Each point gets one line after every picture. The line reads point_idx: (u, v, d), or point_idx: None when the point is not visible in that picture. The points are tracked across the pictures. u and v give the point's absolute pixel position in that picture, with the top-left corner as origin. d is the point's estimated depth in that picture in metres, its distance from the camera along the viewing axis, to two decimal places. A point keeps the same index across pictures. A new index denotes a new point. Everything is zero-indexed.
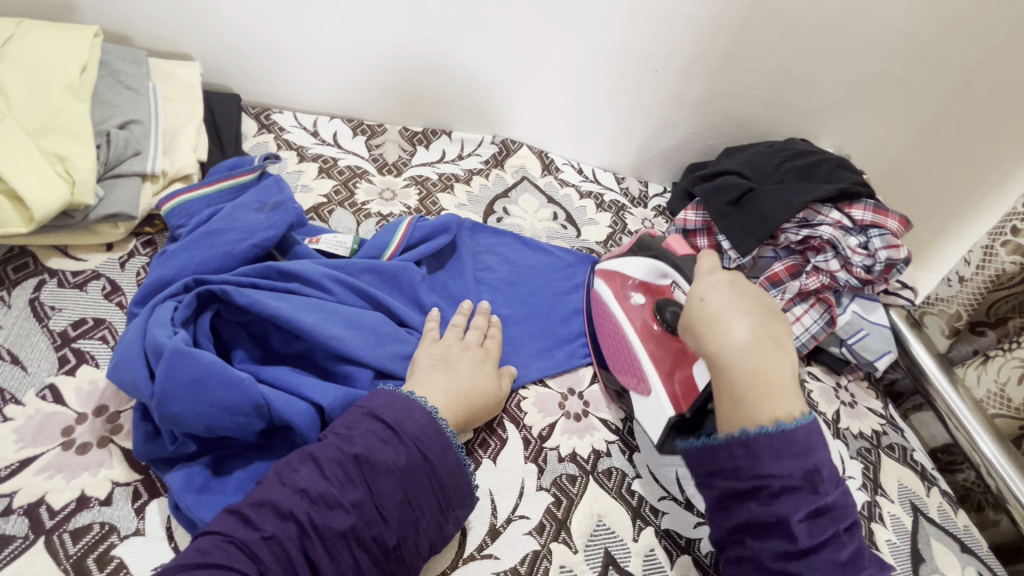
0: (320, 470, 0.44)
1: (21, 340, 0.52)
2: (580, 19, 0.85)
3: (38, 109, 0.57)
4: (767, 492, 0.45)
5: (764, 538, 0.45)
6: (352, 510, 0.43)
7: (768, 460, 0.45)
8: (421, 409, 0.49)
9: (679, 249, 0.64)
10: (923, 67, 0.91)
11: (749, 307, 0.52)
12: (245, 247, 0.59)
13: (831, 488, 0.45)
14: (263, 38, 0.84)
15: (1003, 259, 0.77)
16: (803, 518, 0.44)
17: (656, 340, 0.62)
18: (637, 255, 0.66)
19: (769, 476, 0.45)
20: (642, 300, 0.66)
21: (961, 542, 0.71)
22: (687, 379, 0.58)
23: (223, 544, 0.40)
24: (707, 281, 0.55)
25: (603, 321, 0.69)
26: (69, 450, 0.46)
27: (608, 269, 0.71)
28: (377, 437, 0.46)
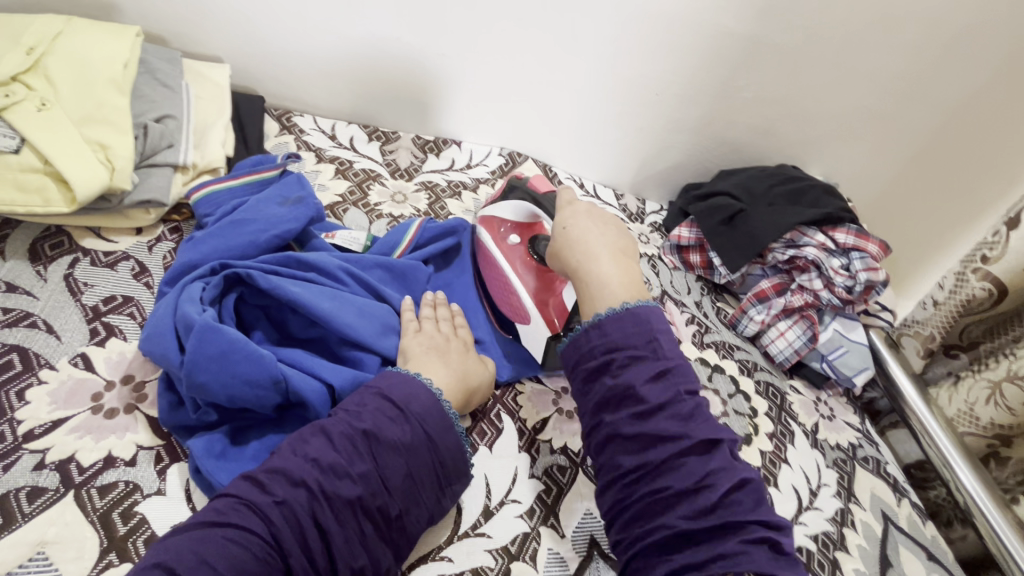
0: (330, 442, 0.47)
1: (56, 312, 0.55)
2: (587, 44, 0.91)
3: (84, 100, 0.61)
4: (619, 361, 0.50)
5: (619, 408, 0.48)
6: (359, 481, 0.46)
7: (616, 334, 0.50)
8: (427, 390, 0.52)
9: (542, 188, 0.71)
10: (906, 102, 0.97)
11: (604, 230, 0.60)
12: (268, 237, 0.63)
13: (670, 352, 0.50)
14: (291, 45, 0.89)
15: (973, 284, 0.83)
16: (649, 379, 0.48)
17: (534, 274, 0.69)
18: (511, 201, 0.71)
19: (618, 348, 0.50)
20: (518, 240, 0.71)
21: (929, 551, 0.75)
22: (561, 304, 0.66)
23: (238, 505, 0.42)
24: (569, 212, 0.63)
25: (485, 264, 0.73)
26: (98, 414, 0.50)
27: (484, 216, 0.75)
28: (386, 414, 0.49)
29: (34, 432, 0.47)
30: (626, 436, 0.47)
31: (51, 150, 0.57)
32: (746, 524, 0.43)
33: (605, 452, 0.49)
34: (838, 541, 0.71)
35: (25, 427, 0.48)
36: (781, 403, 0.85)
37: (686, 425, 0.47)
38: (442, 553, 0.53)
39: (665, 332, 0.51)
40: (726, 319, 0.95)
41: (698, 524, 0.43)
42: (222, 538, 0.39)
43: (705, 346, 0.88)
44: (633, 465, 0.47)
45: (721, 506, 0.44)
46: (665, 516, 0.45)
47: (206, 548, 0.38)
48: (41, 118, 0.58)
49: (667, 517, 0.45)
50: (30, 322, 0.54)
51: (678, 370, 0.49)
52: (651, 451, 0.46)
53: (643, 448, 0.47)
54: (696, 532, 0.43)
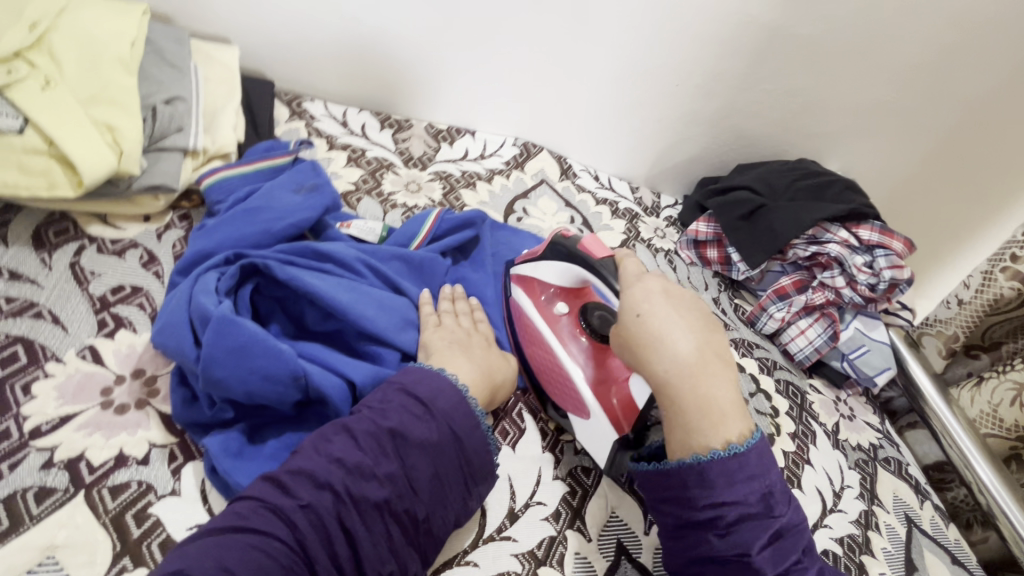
0: (355, 441, 0.44)
1: (62, 302, 0.53)
2: (608, 31, 0.89)
3: (91, 79, 0.58)
4: (729, 520, 0.45)
5: (727, 570, 0.45)
6: (385, 482, 0.44)
7: (728, 491, 0.45)
8: (452, 386, 0.50)
9: (597, 253, 0.59)
10: (931, 97, 0.95)
11: (688, 321, 0.50)
12: (283, 226, 0.60)
13: (783, 507, 0.46)
14: (301, 27, 0.86)
15: (1001, 284, 0.81)
16: (764, 544, 0.45)
17: (586, 351, 0.62)
18: (555, 265, 0.63)
19: (728, 505, 0.45)
20: (565, 309, 0.65)
21: (952, 554, 0.74)
22: (625, 393, 0.57)
23: (259, 508, 0.40)
24: (641, 291, 0.52)
25: (528, 336, 0.66)
26: (107, 410, 0.47)
27: (524, 277, 0.68)
28: (411, 412, 0.47)
29: (41, 429, 0.45)
30: None
31: (56, 130, 0.54)
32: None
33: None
34: (863, 545, 0.70)
35: (31, 424, 0.45)
36: (802, 402, 0.84)
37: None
38: (467, 557, 0.51)
39: (777, 482, 0.47)
40: (745, 316, 0.93)
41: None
42: (243, 544, 0.37)
43: (724, 344, 0.86)
44: None
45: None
46: None
47: (226, 556, 0.36)
48: (45, 97, 0.55)
49: None
50: (35, 312, 0.51)
51: (791, 529, 0.46)
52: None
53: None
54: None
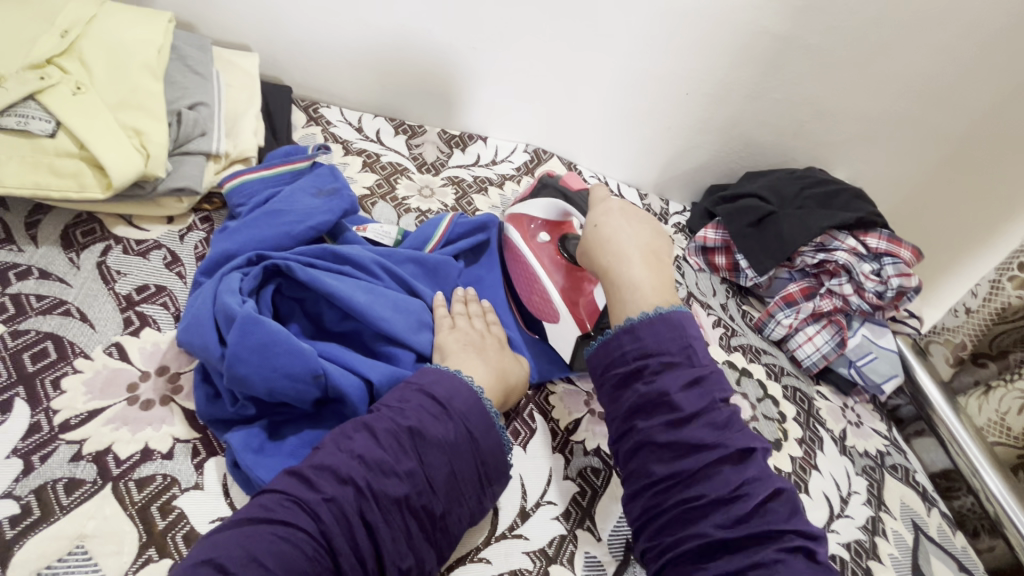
0: (375, 438, 0.46)
1: (90, 300, 0.54)
2: (619, 41, 0.90)
3: (120, 85, 0.60)
4: (653, 366, 0.50)
5: (653, 414, 0.49)
6: (405, 479, 0.45)
7: (648, 339, 0.51)
8: (468, 388, 0.51)
9: (576, 185, 0.71)
10: (938, 107, 0.96)
11: (636, 228, 0.60)
12: (302, 229, 0.61)
13: (705, 360, 0.51)
14: (320, 35, 0.88)
15: (1009, 293, 0.83)
16: (682, 387, 0.49)
17: (563, 273, 0.68)
18: (542, 198, 0.71)
19: (652, 354, 0.50)
20: (547, 239, 0.71)
21: (959, 562, 0.74)
22: (590, 302, 0.66)
23: (284, 501, 0.42)
24: (602, 209, 0.63)
25: (514, 261, 0.72)
26: (134, 405, 0.49)
27: (514, 213, 0.73)
28: (429, 411, 0.48)
29: (70, 422, 0.46)
30: (661, 444, 0.48)
31: (87, 134, 0.56)
32: (779, 533, 0.44)
33: (634, 458, 0.50)
34: (870, 550, 0.70)
35: (61, 417, 0.46)
36: (809, 408, 0.84)
37: (722, 434, 0.47)
38: (480, 555, 0.52)
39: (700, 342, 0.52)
40: (752, 322, 0.94)
41: (733, 531, 0.44)
42: (270, 535, 0.39)
43: (732, 349, 0.87)
44: (665, 472, 0.47)
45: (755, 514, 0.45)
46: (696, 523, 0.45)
47: (256, 547, 0.38)
48: (76, 102, 0.57)
49: (701, 525, 0.45)
50: (64, 309, 0.53)
51: (713, 378, 0.50)
52: (687, 458, 0.47)
53: (679, 456, 0.47)
54: (732, 541, 0.44)
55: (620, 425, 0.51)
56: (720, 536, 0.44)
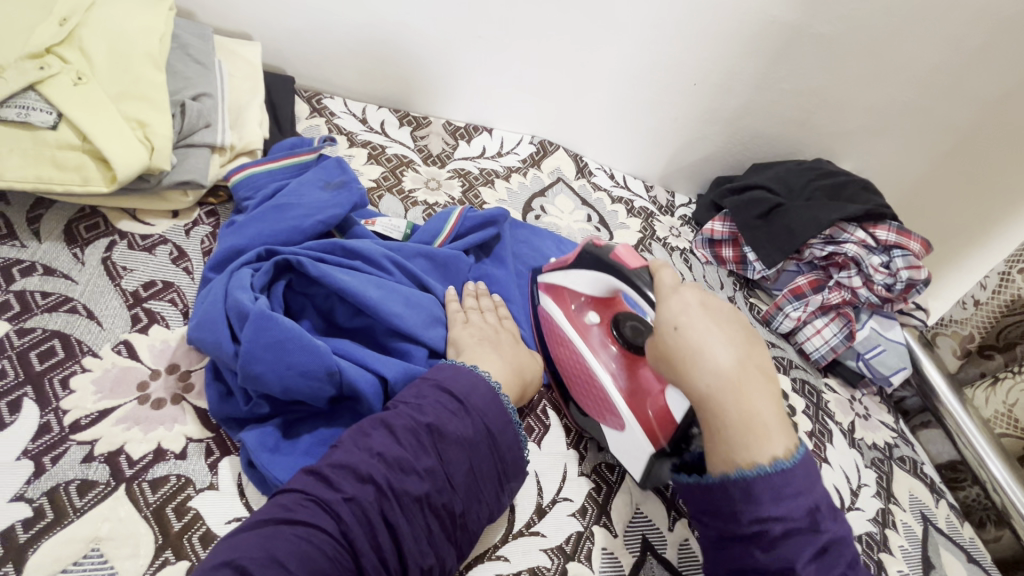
0: (394, 436, 0.45)
1: (95, 297, 0.53)
2: (628, 30, 0.89)
3: (122, 75, 0.59)
4: (774, 535, 0.43)
5: None
6: (425, 477, 0.44)
7: (769, 502, 0.43)
8: (485, 384, 0.51)
9: (631, 262, 0.57)
10: (946, 98, 0.96)
11: (729, 333, 0.48)
12: (311, 223, 0.60)
13: (832, 521, 0.44)
14: (323, 24, 0.86)
15: (1019, 284, 0.83)
16: (811, 558, 0.42)
17: (619, 361, 0.62)
18: (586, 273, 0.62)
19: (774, 519, 0.43)
20: (596, 318, 0.65)
21: (968, 553, 0.75)
22: (661, 404, 0.56)
23: (303, 501, 0.41)
24: (677, 303, 0.51)
25: (558, 346, 0.65)
26: (144, 404, 0.48)
27: (554, 285, 0.67)
28: (448, 408, 0.47)
29: (80, 423, 0.45)
30: None
31: (90, 126, 0.54)
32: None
33: None
34: (881, 543, 0.71)
35: (70, 417, 0.45)
36: (818, 401, 0.84)
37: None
38: (497, 552, 0.52)
39: (824, 497, 0.45)
40: (760, 315, 0.94)
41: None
42: (291, 535, 0.38)
43: None
44: None
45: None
46: None
47: (278, 548, 0.37)
48: (78, 93, 0.56)
49: None
50: (70, 307, 0.51)
51: (839, 538, 0.44)
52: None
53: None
54: None
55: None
56: None
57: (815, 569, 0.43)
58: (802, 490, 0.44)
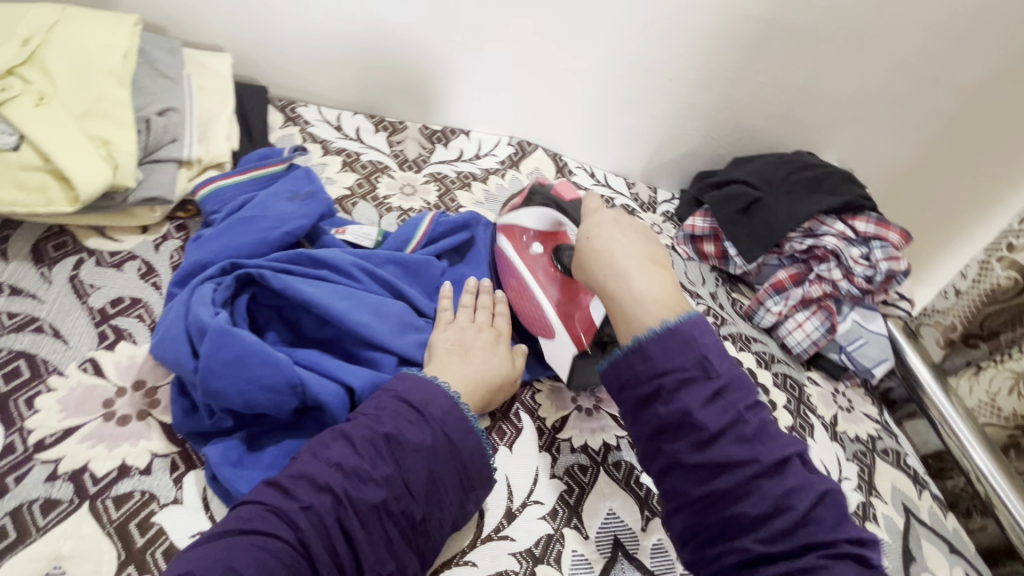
0: (352, 446, 0.45)
1: (62, 315, 0.53)
2: (601, 29, 0.89)
3: (84, 93, 0.59)
4: (667, 387, 0.46)
5: (678, 436, 0.46)
6: (383, 485, 0.44)
7: (661, 357, 0.47)
8: (445, 393, 0.51)
9: (567, 195, 0.68)
10: (926, 85, 0.95)
11: (630, 239, 0.56)
12: (278, 234, 0.60)
13: (723, 367, 0.47)
14: (294, 34, 0.86)
15: (998, 274, 0.81)
16: (704, 402, 0.45)
17: (558, 286, 0.67)
18: (531, 208, 0.69)
19: (665, 372, 0.47)
20: (541, 250, 0.70)
21: (950, 543, 0.75)
22: (587, 318, 0.64)
23: (262, 511, 0.41)
24: (595, 221, 0.59)
25: (506, 275, 0.71)
26: (110, 421, 0.48)
27: (505, 224, 0.73)
28: (405, 416, 0.48)
29: (45, 442, 0.46)
30: (690, 465, 0.45)
31: (52, 147, 0.55)
32: (830, 543, 0.42)
33: (664, 479, 0.47)
34: None
35: (35, 437, 0.46)
36: (800, 395, 0.84)
37: (752, 447, 0.44)
38: (465, 558, 0.52)
39: (715, 347, 0.47)
40: (742, 310, 0.94)
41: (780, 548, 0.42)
42: (248, 544, 0.39)
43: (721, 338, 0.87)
44: (699, 494, 0.44)
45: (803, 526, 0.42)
46: (736, 540, 0.43)
47: (232, 557, 0.37)
48: (39, 113, 0.56)
49: (741, 540, 0.43)
50: (36, 326, 0.52)
51: (739, 390, 0.46)
52: (718, 480, 0.44)
53: (712, 476, 0.44)
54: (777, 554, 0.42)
55: (645, 446, 0.48)
56: (761, 552, 0.42)
57: (710, 412, 0.45)
58: (689, 343, 0.47)
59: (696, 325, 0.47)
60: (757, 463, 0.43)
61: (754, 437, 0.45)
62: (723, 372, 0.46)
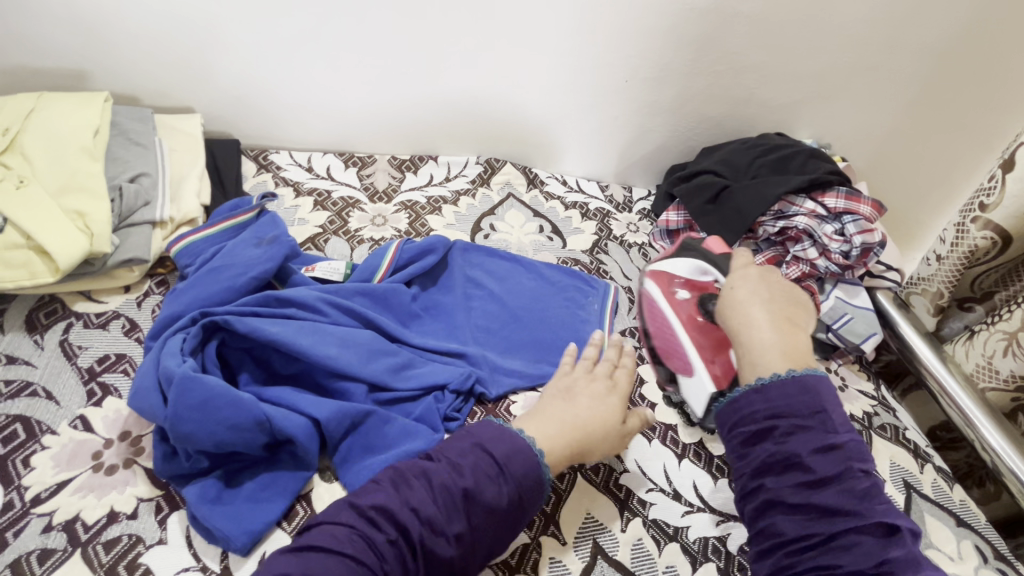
0: (431, 493, 0.47)
1: (54, 378, 0.58)
2: (550, 40, 0.91)
3: (59, 172, 0.64)
4: (783, 428, 0.47)
5: (783, 475, 0.45)
6: (454, 542, 0.46)
7: (780, 400, 0.48)
8: (530, 453, 0.51)
9: (717, 249, 0.76)
10: (891, 51, 0.93)
11: (773, 293, 0.57)
12: (245, 280, 0.64)
13: (843, 430, 0.47)
14: (259, 85, 0.91)
15: (975, 235, 0.80)
16: (815, 450, 0.45)
17: (703, 331, 0.68)
18: (683, 257, 0.76)
19: (784, 415, 0.47)
20: (687, 296, 0.73)
21: (957, 517, 0.72)
22: (727, 361, 0.65)
23: (352, 536, 0.44)
24: (741, 274, 0.60)
25: (653, 320, 0.74)
26: (98, 472, 0.52)
27: (657, 270, 0.77)
28: (487, 472, 0.49)
29: (41, 496, 0.50)
30: (791, 505, 0.44)
31: (32, 225, 0.60)
32: None
33: (761, 518, 0.46)
34: None
35: (32, 493, 0.50)
36: None
37: (859, 503, 0.43)
38: None
39: (835, 406, 0.48)
40: None
41: None
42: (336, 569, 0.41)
43: None
44: (798, 536, 0.43)
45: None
46: None
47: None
48: (21, 196, 0.61)
49: None
50: (31, 391, 0.57)
51: (852, 448, 0.46)
52: (824, 525, 0.43)
53: (812, 521, 0.44)
54: None
55: (748, 484, 0.47)
56: None
57: (821, 460, 0.45)
58: (809, 394, 0.48)
59: (822, 380, 0.48)
60: (862, 517, 0.43)
61: (863, 494, 0.44)
62: (841, 430, 0.46)
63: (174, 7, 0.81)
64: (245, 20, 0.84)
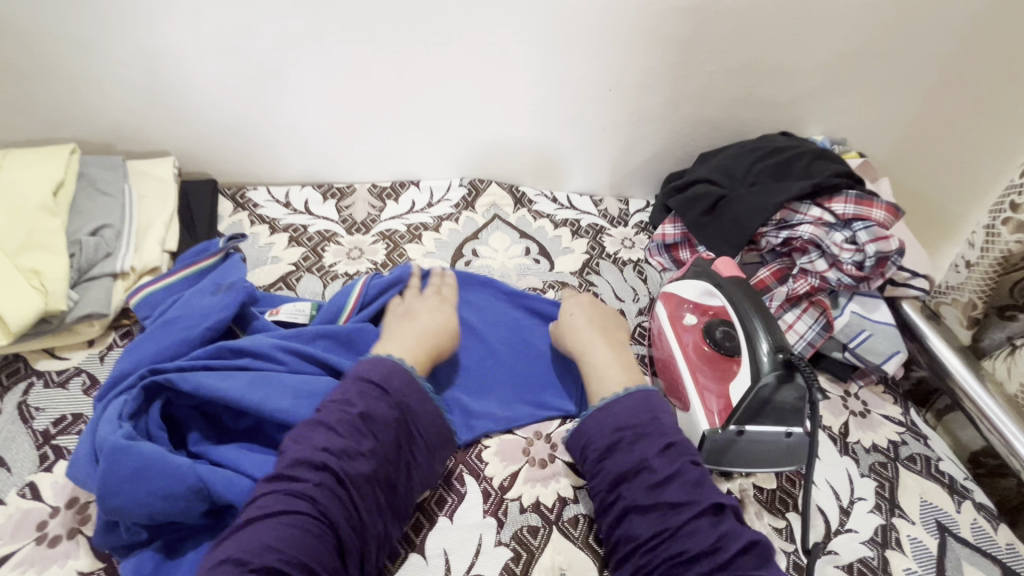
0: (333, 430, 0.51)
1: (8, 443, 0.57)
2: (522, 53, 0.86)
3: (17, 230, 0.64)
4: (628, 439, 0.55)
5: (631, 480, 0.53)
6: (370, 458, 0.51)
7: (622, 412, 0.57)
8: (400, 367, 0.58)
9: (726, 272, 0.71)
10: (904, 34, 0.84)
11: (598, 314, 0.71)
12: (198, 331, 0.62)
13: (673, 428, 0.56)
14: (230, 121, 0.90)
15: (1007, 239, 0.73)
16: (658, 452, 0.53)
17: (706, 362, 0.67)
18: (689, 279, 0.74)
19: (627, 425, 0.56)
20: (695, 321, 0.71)
21: (1001, 563, 0.63)
22: (726, 396, 0.63)
23: (279, 498, 0.47)
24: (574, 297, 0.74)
25: (661, 347, 0.73)
26: (42, 544, 0.51)
27: (665, 292, 0.76)
28: (371, 394, 0.54)
29: None
30: (643, 505, 0.51)
31: None
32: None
33: (619, 526, 0.53)
34: (880, 569, 0.61)
35: None
36: None
37: (695, 492, 0.51)
38: None
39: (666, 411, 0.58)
40: None
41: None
42: (278, 526, 0.45)
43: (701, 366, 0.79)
44: (650, 533, 0.50)
45: (734, 565, 0.47)
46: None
47: (268, 538, 0.44)
48: None
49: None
50: None
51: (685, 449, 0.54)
52: (670, 518, 0.50)
53: (659, 515, 0.50)
54: None
55: (604, 495, 0.54)
56: None
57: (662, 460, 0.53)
58: (648, 404, 0.57)
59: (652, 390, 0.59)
60: (698, 503, 0.50)
61: (697, 483, 0.52)
62: (672, 430, 0.55)
63: (138, 52, 0.81)
64: (209, 58, 0.82)
